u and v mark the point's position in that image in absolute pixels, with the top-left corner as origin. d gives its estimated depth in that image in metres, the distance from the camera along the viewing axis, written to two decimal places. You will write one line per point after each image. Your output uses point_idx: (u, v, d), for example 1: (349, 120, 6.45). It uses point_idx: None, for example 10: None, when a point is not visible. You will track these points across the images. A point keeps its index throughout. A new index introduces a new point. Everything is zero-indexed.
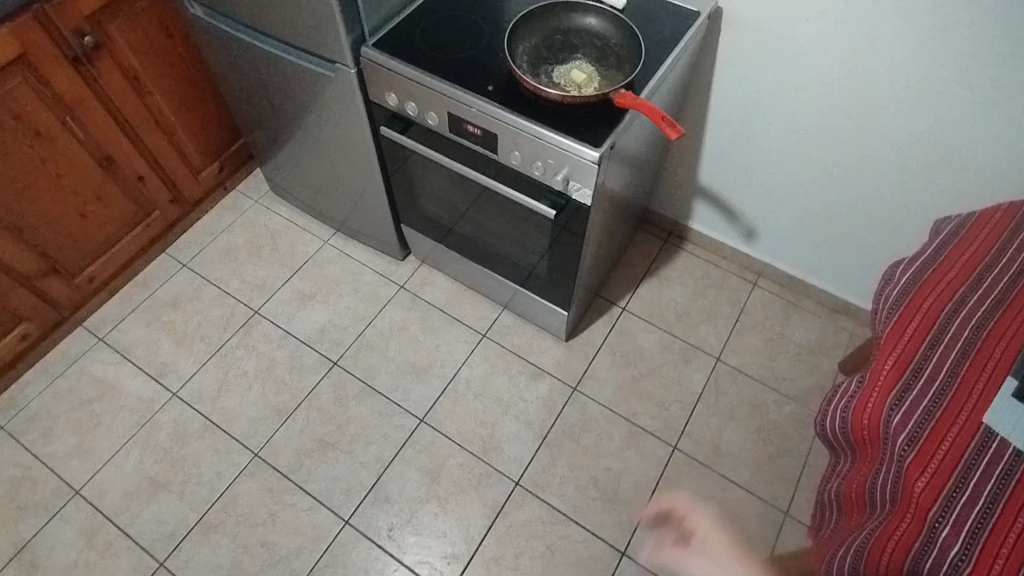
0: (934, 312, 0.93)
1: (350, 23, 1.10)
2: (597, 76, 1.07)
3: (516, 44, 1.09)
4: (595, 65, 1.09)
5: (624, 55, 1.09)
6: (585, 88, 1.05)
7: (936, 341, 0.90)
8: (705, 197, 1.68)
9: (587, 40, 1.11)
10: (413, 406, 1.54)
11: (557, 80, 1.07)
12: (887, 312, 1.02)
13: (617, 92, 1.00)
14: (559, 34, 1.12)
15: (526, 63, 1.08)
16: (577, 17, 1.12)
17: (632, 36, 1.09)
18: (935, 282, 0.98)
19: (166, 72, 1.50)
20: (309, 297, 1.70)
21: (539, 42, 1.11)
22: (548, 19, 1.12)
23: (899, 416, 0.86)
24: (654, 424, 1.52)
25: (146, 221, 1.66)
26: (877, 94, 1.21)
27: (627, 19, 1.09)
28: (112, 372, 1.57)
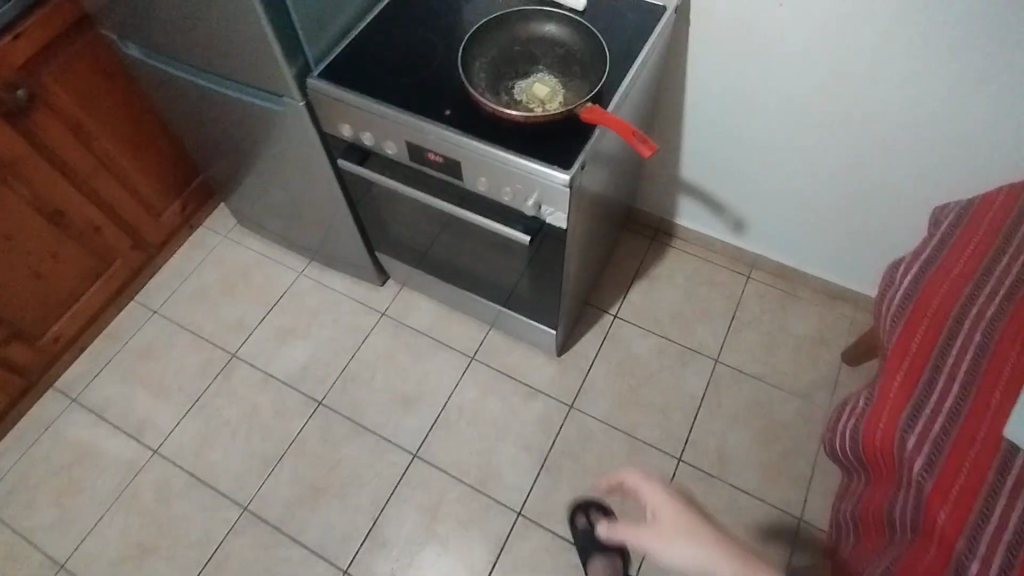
0: (942, 317, 0.87)
1: (291, 54, 1.02)
2: (562, 89, 1.00)
3: (471, 60, 1.01)
4: (558, 78, 1.01)
5: (588, 63, 1.01)
6: (550, 105, 0.98)
7: (946, 350, 0.84)
8: (690, 192, 1.61)
9: (547, 50, 1.04)
10: (405, 441, 1.48)
11: (519, 98, 0.99)
12: (891, 315, 0.96)
13: (583, 107, 0.94)
14: (518, 44, 1.04)
15: (484, 81, 1.01)
16: (534, 25, 1.04)
17: (595, 43, 1.02)
18: (939, 282, 0.91)
19: (111, 115, 1.41)
20: (288, 334, 1.63)
21: (496, 56, 1.03)
22: (504, 30, 1.04)
23: (914, 436, 0.80)
24: (656, 436, 1.47)
25: (108, 271, 1.58)
26: (861, 77, 1.15)
27: (588, 24, 1.02)
28: (88, 435, 1.51)
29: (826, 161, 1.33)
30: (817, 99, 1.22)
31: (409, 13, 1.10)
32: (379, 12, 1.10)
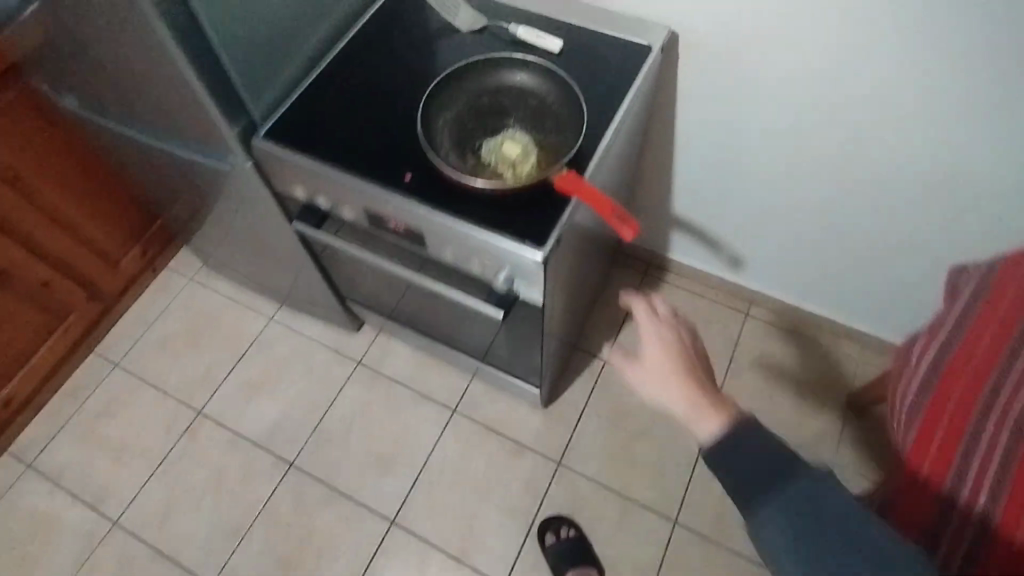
0: (960, 422, 0.84)
1: (231, 114, 0.91)
2: (535, 148, 0.90)
3: (434, 117, 0.91)
4: (531, 134, 0.91)
5: (564, 117, 0.91)
6: (522, 168, 0.88)
7: (966, 460, 0.83)
8: (684, 228, 1.49)
9: (519, 101, 0.93)
10: (381, 506, 1.38)
11: (486, 160, 0.89)
12: (904, 405, 0.91)
13: (558, 171, 0.83)
14: (486, 95, 0.93)
15: (448, 140, 0.90)
16: (503, 73, 0.93)
17: (571, 94, 0.91)
18: (953, 378, 0.86)
19: (54, 163, 1.30)
20: (257, 389, 1.53)
21: (461, 110, 0.92)
22: (469, 79, 0.93)
23: (940, 554, 0.82)
24: (650, 496, 1.37)
25: (63, 324, 1.48)
26: (866, 123, 1.03)
27: (563, 72, 0.91)
28: (44, 505, 1.41)
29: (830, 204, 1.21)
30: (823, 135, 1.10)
31: (367, 60, 1.00)
32: (333, 58, 1.00)
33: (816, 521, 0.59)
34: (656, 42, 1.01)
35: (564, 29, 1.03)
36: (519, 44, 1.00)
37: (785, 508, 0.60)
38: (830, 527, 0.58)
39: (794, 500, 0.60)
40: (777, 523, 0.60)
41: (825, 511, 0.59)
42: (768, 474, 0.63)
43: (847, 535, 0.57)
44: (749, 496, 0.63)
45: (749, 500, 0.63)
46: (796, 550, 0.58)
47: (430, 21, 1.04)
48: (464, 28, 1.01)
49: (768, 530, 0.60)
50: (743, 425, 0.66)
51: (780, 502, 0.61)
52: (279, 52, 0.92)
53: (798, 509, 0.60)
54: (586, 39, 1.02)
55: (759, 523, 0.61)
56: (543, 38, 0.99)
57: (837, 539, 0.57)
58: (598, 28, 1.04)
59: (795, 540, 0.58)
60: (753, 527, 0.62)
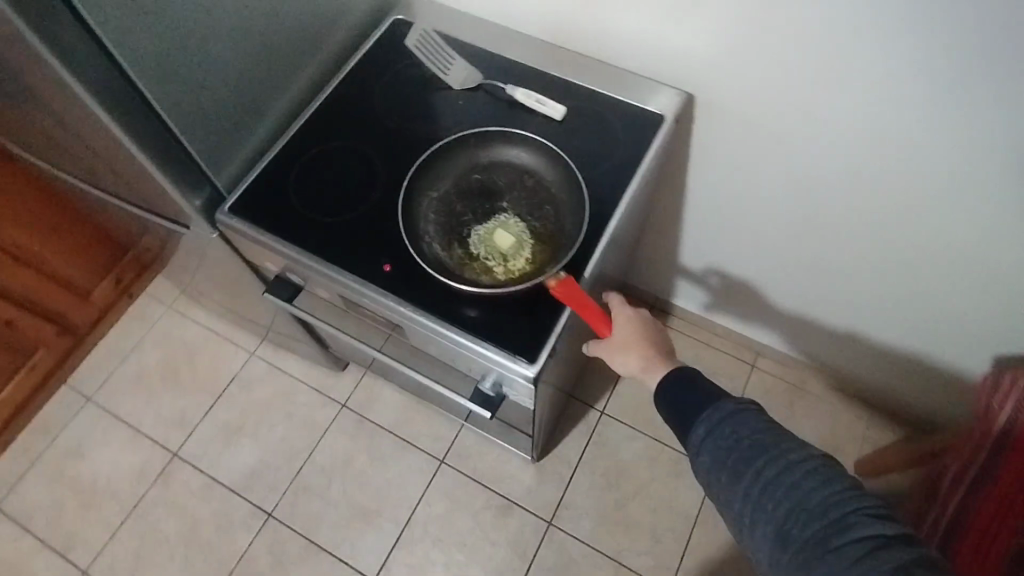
0: None
1: (191, 188, 0.84)
2: (530, 237, 0.83)
3: (420, 198, 0.84)
4: (526, 220, 0.84)
5: (562, 202, 0.84)
6: (515, 262, 0.81)
7: None
8: (690, 278, 1.39)
9: (514, 181, 0.86)
10: (362, 564, 1.32)
11: (477, 249, 0.82)
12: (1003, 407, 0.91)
13: (553, 277, 0.75)
14: (478, 173, 0.87)
15: (435, 225, 0.84)
16: (498, 151, 0.87)
17: (571, 177, 0.84)
18: None
19: (12, 198, 1.21)
20: (235, 431, 1.46)
21: (451, 190, 0.86)
22: (460, 156, 0.86)
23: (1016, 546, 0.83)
24: (644, 563, 1.31)
25: (31, 361, 1.43)
26: (892, 203, 0.94)
27: (563, 154, 0.85)
28: (10, 552, 1.35)
29: (848, 272, 1.12)
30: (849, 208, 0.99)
31: (349, 123, 0.92)
32: (308, 119, 0.92)
33: (733, 441, 0.65)
34: (670, 111, 0.93)
35: (565, 91, 0.96)
36: (517, 106, 0.93)
37: (711, 432, 0.67)
38: (745, 444, 0.64)
39: (716, 425, 0.67)
40: (705, 446, 0.67)
41: (742, 431, 0.65)
42: (699, 408, 0.70)
43: (756, 449, 0.63)
44: (683, 429, 0.71)
45: (683, 433, 0.71)
46: (718, 468, 0.65)
47: (420, 78, 0.96)
48: (456, 86, 0.94)
49: (698, 453, 0.68)
50: (678, 377, 0.73)
51: (706, 427, 0.68)
52: (243, 116, 0.86)
53: (719, 432, 0.67)
54: (588, 104, 0.95)
55: (692, 448, 0.69)
56: (544, 104, 0.92)
57: (749, 450, 0.64)
58: (603, 91, 0.96)
59: (716, 458, 0.66)
60: (689, 453, 0.70)
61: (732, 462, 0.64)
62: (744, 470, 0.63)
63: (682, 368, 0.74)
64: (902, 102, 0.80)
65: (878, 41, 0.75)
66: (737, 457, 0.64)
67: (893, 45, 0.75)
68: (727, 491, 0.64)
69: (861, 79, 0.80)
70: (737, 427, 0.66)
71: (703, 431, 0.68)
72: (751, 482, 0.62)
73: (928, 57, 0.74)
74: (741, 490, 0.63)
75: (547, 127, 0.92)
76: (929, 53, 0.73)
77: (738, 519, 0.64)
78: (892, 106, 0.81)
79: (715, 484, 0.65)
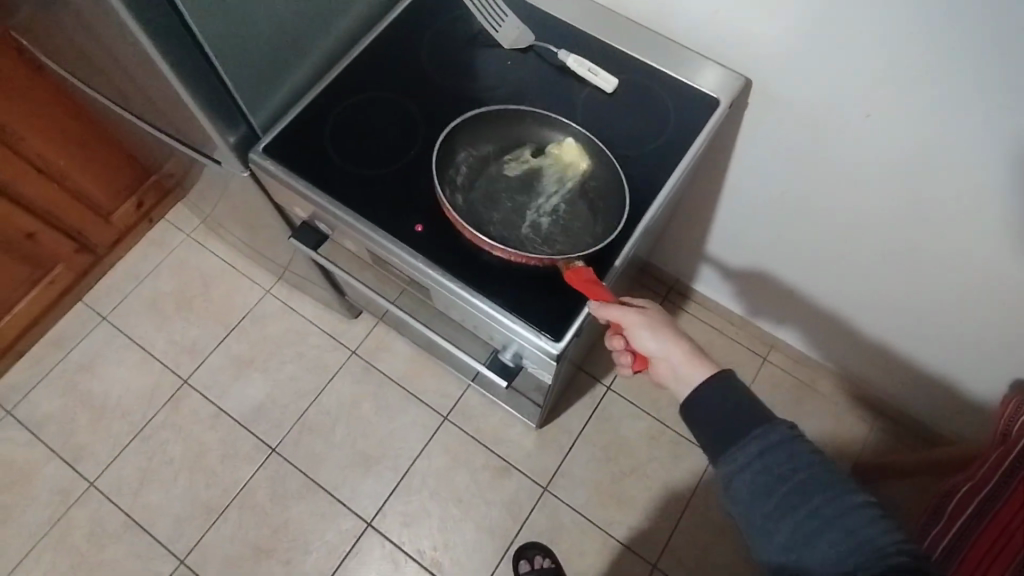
0: None
1: (227, 124, 0.83)
2: (557, 224, 0.79)
3: (463, 154, 0.82)
4: (559, 208, 0.80)
5: (596, 205, 0.80)
6: (533, 243, 0.78)
7: None
8: (715, 264, 1.37)
9: (560, 166, 0.83)
10: (359, 507, 1.36)
11: (498, 219, 0.79)
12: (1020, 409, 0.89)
13: (567, 263, 0.74)
14: (527, 148, 0.84)
15: (467, 182, 0.81)
16: (553, 131, 0.84)
17: (618, 183, 0.81)
18: None
19: (43, 111, 1.20)
20: (246, 365, 1.48)
21: (495, 155, 0.83)
22: (515, 125, 0.84)
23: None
24: (632, 535, 1.34)
25: (48, 277, 1.43)
26: (938, 217, 0.91)
27: (613, 161, 0.82)
28: (19, 458, 1.39)
29: (876, 281, 1.09)
30: (887, 218, 0.96)
31: (392, 73, 0.89)
32: (351, 63, 0.89)
33: (787, 468, 0.61)
34: (727, 95, 0.89)
35: (618, 63, 0.92)
36: (568, 73, 0.90)
37: (762, 454, 0.62)
38: (799, 477, 0.61)
39: (767, 448, 0.62)
40: (752, 469, 0.62)
41: (797, 461, 0.61)
42: (747, 426, 0.64)
43: (813, 483, 0.60)
44: (721, 444, 0.65)
45: (721, 450, 0.65)
46: (764, 495, 0.61)
47: (470, 34, 0.92)
48: (506, 45, 0.91)
49: (739, 474, 0.63)
50: (723, 380, 0.68)
51: (756, 448, 0.63)
52: (286, 56, 0.83)
53: (772, 456, 0.62)
54: (641, 79, 0.91)
55: (731, 468, 0.64)
56: (596, 74, 0.88)
57: (802, 483, 0.60)
58: (660, 67, 0.92)
59: (764, 484, 0.62)
60: (722, 472, 0.65)
61: (784, 493, 0.60)
62: (797, 502, 0.60)
63: (726, 373, 0.68)
64: (956, 117, 0.77)
65: (947, 49, 0.72)
66: (790, 487, 0.60)
67: (961, 56, 0.71)
68: (772, 521, 0.61)
69: (927, 87, 0.76)
70: (792, 455, 0.61)
71: (751, 452, 0.63)
72: (803, 515, 0.59)
73: (1003, 73, 0.70)
74: (789, 521, 0.60)
75: (595, 99, 0.89)
76: (1004, 71, 0.70)
77: (777, 550, 0.61)
78: (949, 119, 0.78)
79: (757, 512, 0.61)
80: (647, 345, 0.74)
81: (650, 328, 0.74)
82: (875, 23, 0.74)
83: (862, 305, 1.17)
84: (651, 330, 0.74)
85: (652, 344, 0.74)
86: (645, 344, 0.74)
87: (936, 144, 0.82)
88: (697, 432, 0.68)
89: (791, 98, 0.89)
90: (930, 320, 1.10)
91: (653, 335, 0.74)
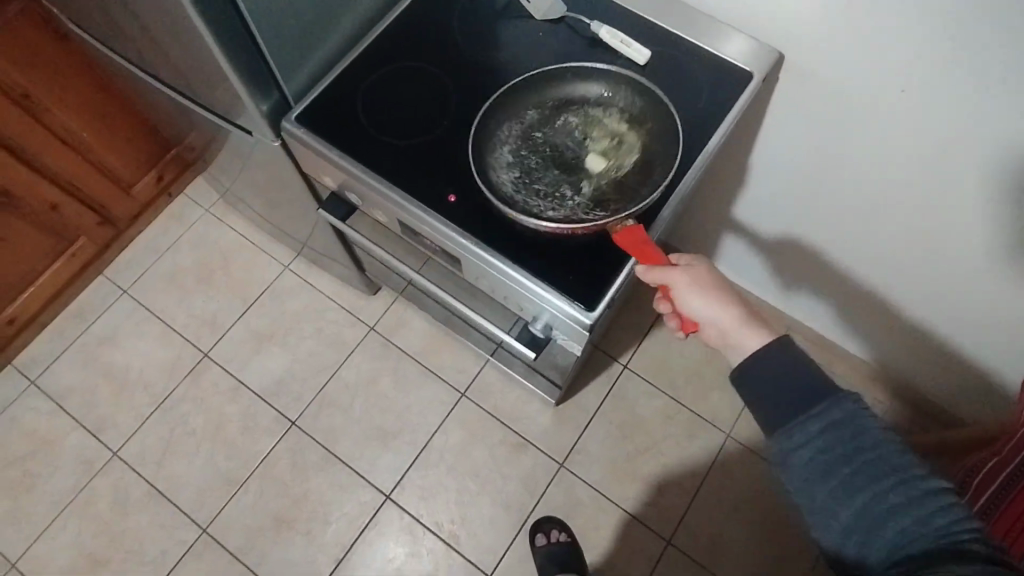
0: None
1: (260, 93, 0.83)
2: (604, 179, 0.79)
3: (504, 119, 0.83)
4: (606, 162, 0.80)
5: (654, 150, 0.81)
6: (582, 199, 0.78)
7: None
8: (734, 244, 1.37)
9: (605, 124, 0.83)
10: (377, 479, 1.38)
11: (545, 178, 0.79)
12: None
13: (618, 224, 0.74)
14: (570, 109, 0.84)
15: (512, 145, 0.82)
16: (588, 93, 0.85)
17: (665, 131, 0.81)
18: None
19: (69, 83, 1.21)
20: (266, 339, 1.49)
21: (538, 117, 0.83)
22: (556, 87, 0.85)
23: None
24: (647, 511, 1.35)
25: (71, 249, 1.44)
26: (965, 195, 0.90)
27: (669, 103, 0.82)
28: (43, 427, 1.41)
29: (889, 265, 1.10)
30: (904, 202, 0.98)
31: (423, 44, 0.89)
32: (383, 32, 0.89)
33: (852, 446, 0.59)
34: (760, 69, 0.89)
35: (649, 35, 0.91)
36: (600, 45, 0.89)
37: (825, 432, 0.61)
38: (865, 454, 0.59)
39: (831, 425, 0.61)
40: (812, 446, 0.61)
41: (863, 438, 0.59)
42: (807, 402, 0.62)
43: (880, 462, 0.58)
44: (777, 420, 0.64)
45: (782, 424, 0.63)
46: (826, 474, 0.60)
47: (501, 5, 0.92)
48: (538, 17, 0.90)
49: (799, 451, 0.61)
50: (783, 349, 0.66)
51: (818, 425, 0.61)
52: (319, 25, 0.83)
53: (836, 432, 0.60)
54: (673, 52, 0.90)
55: (791, 446, 0.62)
56: (628, 45, 0.88)
57: (868, 461, 0.59)
58: (691, 39, 0.91)
59: (826, 462, 0.60)
60: (780, 449, 0.63)
61: (849, 471, 0.59)
62: (861, 480, 0.58)
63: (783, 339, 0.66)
64: (969, 99, 0.78)
65: (962, 29, 0.72)
66: (854, 464, 0.59)
67: (996, 32, 0.70)
68: (834, 501, 0.59)
69: (965, 60, 0.75)
70: (857, 432, 0.60)
71: (813, 430, 0.61)
72: (870, 493, 0.58)
73: None
74: (855, 499, 0.58)
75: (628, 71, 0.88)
76: None
77: (836, 529, 0.60)
78: (979, 95, 0.77)
79: (817, 490, 0.60)
80: (695, 306, 0.73)
81: (699, 287, 0.72)
82: (899, 4, 0.74)
83: (877, 287, 1.17)
84: (701, 291, 0.72)
85: (700, 305, 0.72)
86: (693, 305, 0.73)
87: (950, 127, 0.83)
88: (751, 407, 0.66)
89: (818, 73, 0.89)
90: (943, 304, 1.10)
91: (701, 296, 0.72)
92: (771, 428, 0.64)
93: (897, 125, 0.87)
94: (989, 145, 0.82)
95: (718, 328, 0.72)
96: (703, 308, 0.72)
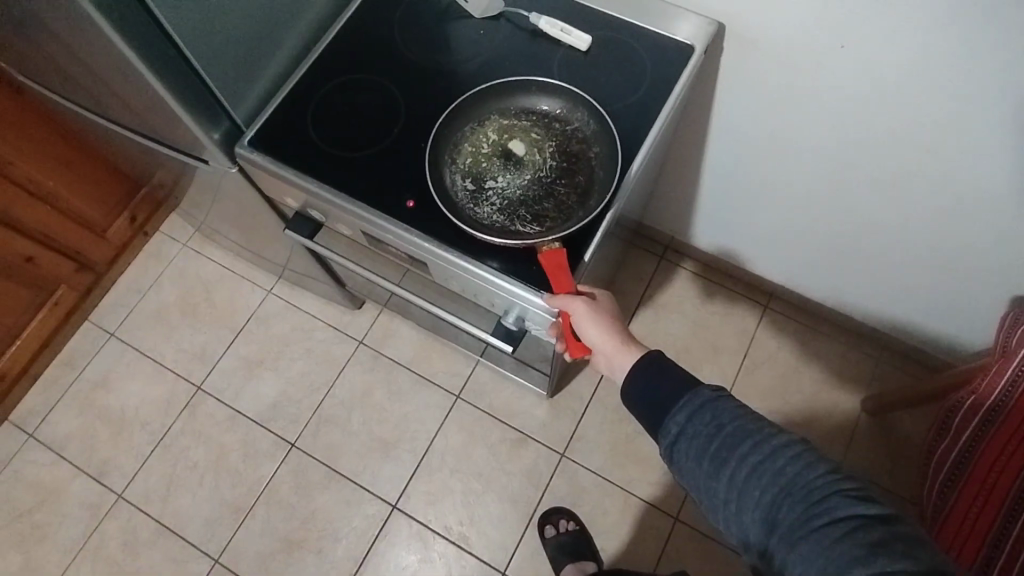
0: None
1: (210, 122, 0.84)
2: (546, 197, 0.80)
3: (459, 130, 0.84)
4: (552, 180, 0.81)
5: (597, 176, 0.81)
6: (521, 212, 0.79)
7: None
8: (705, 222, 1.37)
9: (560, 142, 0.83)
10: (382, 491, 1.38)
11: (492, 182, 0.81)
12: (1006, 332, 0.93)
13: (546, 245, 0.75)
14: (528, 124, 0.84)
15: (471, 149, 0.83)
16: (551, 108, 0.85)
17: (614, 160, 0.81)
18: None
19: (28, 135, 1.22)
20: (257, 364, 1.50)
21: (501, 125, 0.84)
22: (519, 101, 0.85)
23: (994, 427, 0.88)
24: (651, 490, 1.36)
25: (53, 299, 1.45)
26: (915, 142, 0.91)
27: (618, 145, 0.81)
28: (46, 478, 1.42)
29: (852, 221, 1.12)
30: (861, 159, 0.99)
31: (368, 56, 0.90)
32: (326, 50, 0.90)
33: (713, 426, 0.62)
34: (701, 41, 0.90)
35: (590, 21, 0.92)
36: (542, 36, 0.90)
37: (689, 420, 0.64)
38: (725, 431, 0.61)
39: (693, 413, 0.64)
40: (684, 436, 0.64)
41: (721, 418, 0.62)
42: (675, 396, 0.66)
43: (738, 434, 0.60)
44: (657, 423, 0.67)
45: (660, 425, 0.67)
46: (699, 459, 0.62)
47: (441, 8, 0.93)
48: (477, 14, 0.91)
49: (676, 444, 0.64)
50: (653, 362, 0.69)
51: (683, 416, 0.64)
52: (257, 48, 0.84)
53: (699, 419, 0.63)
54: (615, 35, 0.91)
55: (669, 441, 0.65)
56: (568, 33, 0.89)
57: (728, 438, 0.61)
58: (630, 20, 0.92)
59: (697, 447, 0.62)
60: (665, 447, 0.66)
61: (716, 450, 0.61)
62: (727, 458, 0.60)
63: (653, 352, 0.69)
64: (950, 79, 0.80)
65: None
66: (716, 443, 0.61)
67: None
68: (711, 482, 0.61)
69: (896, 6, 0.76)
70: (716, 414, 0.62)
71: (681, 420, 0.64)
72: (734, 468, 0.60)
73: None
74: (725, 477, 0.60)
75: (571, 59, 0.89)
76: None
77: (723, 507, 0.61)
78: (914, 40, 0.78)
79: (699, 476, 0.62)
80: (589, 333, 0.75)
81: (595, 318, 0.74)
82: None
83: (845, 244, 1.19)
84: (595, 321, 0.74)
85: (592, 333, 0.75)
86: (585, 333, 0.75)
87: (937, 110, 0.85)
88: (634, 412, 0.70)
89: (782, 55, 0.90)
90: (909, 254, 1.12)
91: (595, 325, 0.74)
92: (654, 430, 0.68)
93: (863, 96, 0.89)
94: (970, 118, 0.83)
95: (603, 355, 0.76)
96: (595, 335, 0.75)
